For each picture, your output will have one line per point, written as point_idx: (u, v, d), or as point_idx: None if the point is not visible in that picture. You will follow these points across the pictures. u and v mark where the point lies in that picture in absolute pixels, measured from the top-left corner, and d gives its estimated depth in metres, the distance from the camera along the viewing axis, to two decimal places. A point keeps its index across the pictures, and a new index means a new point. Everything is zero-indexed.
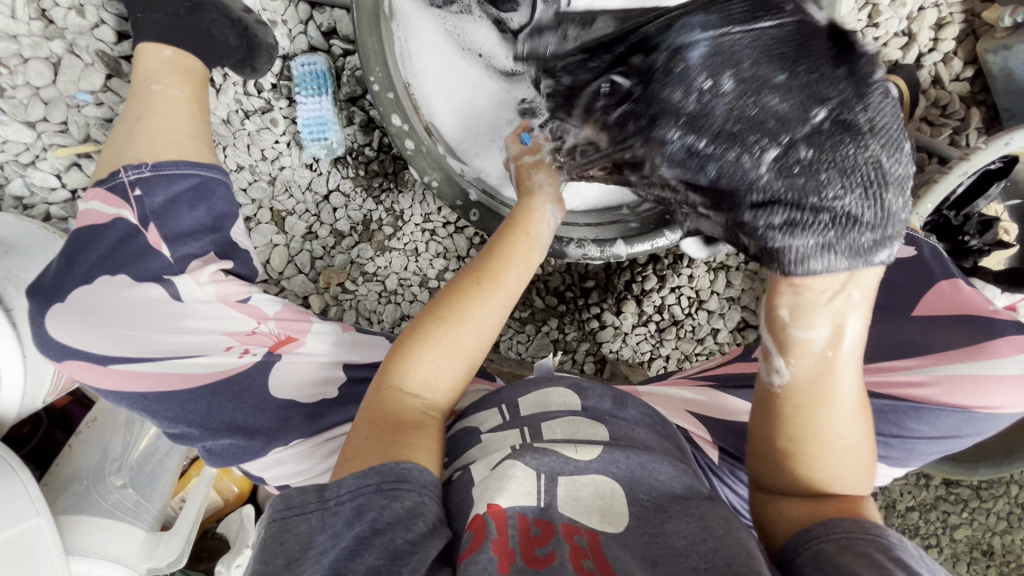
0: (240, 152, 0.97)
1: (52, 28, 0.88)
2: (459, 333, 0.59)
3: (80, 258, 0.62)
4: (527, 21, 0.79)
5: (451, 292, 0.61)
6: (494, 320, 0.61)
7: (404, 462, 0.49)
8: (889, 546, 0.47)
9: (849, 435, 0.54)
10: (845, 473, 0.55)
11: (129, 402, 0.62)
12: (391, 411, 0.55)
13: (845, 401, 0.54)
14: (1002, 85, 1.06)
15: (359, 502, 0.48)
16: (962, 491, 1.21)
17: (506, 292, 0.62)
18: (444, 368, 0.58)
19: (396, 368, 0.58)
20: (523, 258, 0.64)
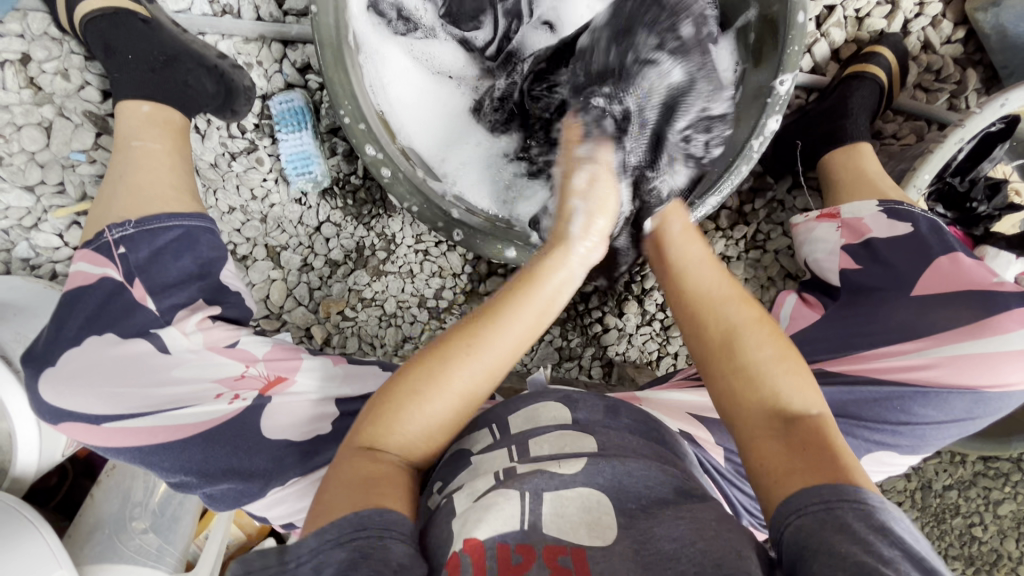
0: (230, 193, 0.99)
1: (41, 94, 0.91)
2: (433, 399, 0.56)
3: (70, 319, 0.64)
4: (493, 37, 0.87)
5: (438, 348, 0.58)
6: (478, 386, 0.57)
7: (367, 509, 0.49)
8: (869, 511, 0.47)
9: (729, 318, 0.62)
10: (760, 367, 0.59)
11: (127, 457, 0.63)
12: (357, 470, 0.53)
13: (715, 290, 0.66)
14: (996, 44, 1.02)
15: (317, 561, 0.46)
16: (1002, 465, 1.16)
17: (496, 355, 0.58)
18: (421, 429, 0.57)
19: (370, 429, 0.56)
20: (528, 317, 0.59)
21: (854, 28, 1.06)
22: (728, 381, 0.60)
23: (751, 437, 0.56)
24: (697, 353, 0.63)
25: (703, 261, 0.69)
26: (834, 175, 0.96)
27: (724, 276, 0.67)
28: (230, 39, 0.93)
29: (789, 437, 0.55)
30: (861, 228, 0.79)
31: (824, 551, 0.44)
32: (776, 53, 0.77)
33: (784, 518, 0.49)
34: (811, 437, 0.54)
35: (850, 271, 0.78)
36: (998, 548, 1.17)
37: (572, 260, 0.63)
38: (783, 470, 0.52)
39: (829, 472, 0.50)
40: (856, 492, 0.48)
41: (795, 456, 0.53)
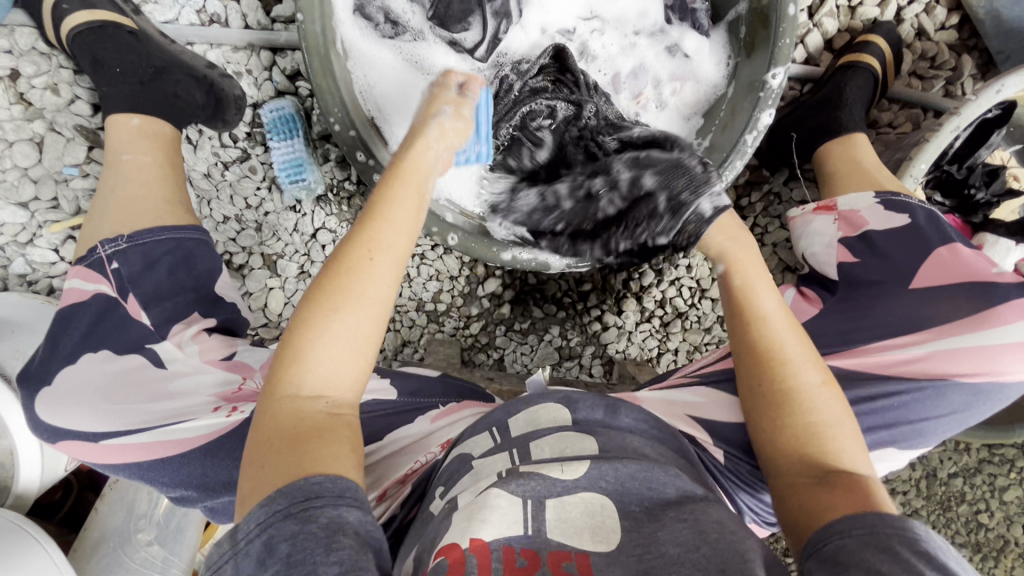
0: (224, 203, 0.98)
1: (32, 109, 0.91)
2: (348, 317, 0.51)
3: (65, 337, 0.65)
4: (482, 38, 0.85)
5: (332, 267, 0.53)
6: (389, 292, 0.54)
7: (315, 476, 0.45)
8: (918, 541, 0.45)
9: (807, 380, 0.59)
10: (823, 425, 0.58)
11: (126, 472, 0.63)
12: (278, 429, 0.49)
13: (793, 354, 0.60)
14: (991, 29, 1.01)
15: (268, 537, 0.43)
16: (1006, 451, 1.16)
17: (393, 251, 0.54)
18: (345, 358, 0.52)
19: (286, 376, 0.51)
20: (413, 198, 0.57)
21: (847, 17, 1.05)
22: (779, 436, 0.59)
23: (792, 486, 0.56)
24: (761, 404, 0.60)
25: (780, 311, 0.63)
26: (830, 166, 0.95)
27: (804, 335, 0.62)
28: (218, 48, 0.93)
29: (833, 485, 0.54)
30: (858, 221, 0.80)
31: (862, 565, 0.44)
32: (768, 45, 0.76)
33: (823, 539, 0.49)
34: (853, 484, 0.54)
35: (848, 264, 0.77)
36: (1005, 534, 1.17)
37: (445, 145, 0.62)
38: (819, 499, 0.53)
39: (869, 507, 0.50)
40: (902, 520, 0.47)
41: (837, 495, 0.53)
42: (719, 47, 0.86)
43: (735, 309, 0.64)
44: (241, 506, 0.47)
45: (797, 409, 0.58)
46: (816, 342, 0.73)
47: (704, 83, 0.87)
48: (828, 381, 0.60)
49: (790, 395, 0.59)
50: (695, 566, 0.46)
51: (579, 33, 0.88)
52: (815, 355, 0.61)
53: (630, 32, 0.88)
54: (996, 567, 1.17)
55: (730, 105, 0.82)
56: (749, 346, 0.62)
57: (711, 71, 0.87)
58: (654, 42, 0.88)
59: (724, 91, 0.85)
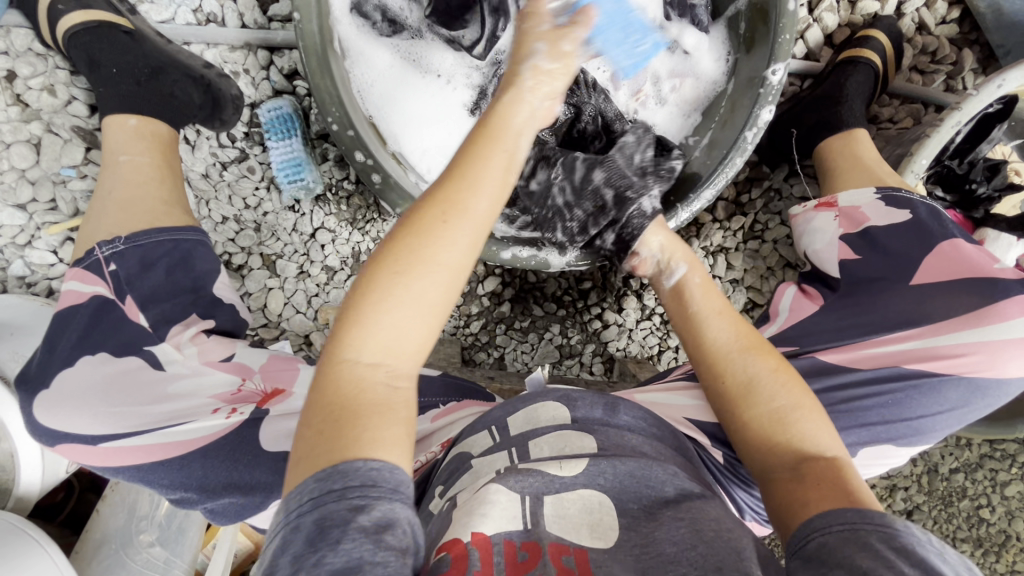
0: (223, 204, 0.98)
1: (29, 110, 0.91)
2: (417, 285, 0.50)
3: (62, 340, 0.64)
4: (480, 35, 0.83)
5: (405, 230, 0.51)
6: (459, 261, 0.51)
7: (372, 462, 0.45)
8: (895, 535, 0.45)
9: (752, 369, 0.62)
10: (783, 412, 0.59)
11: (126, 475, 0.63)
12: (338, 395, 0.48)
13: (732, 348, 0.64)
14: (992, 23, 1.01)
15: (318, 516, 0.42)
16: (1008, 446, 1.16)
17: (471, 218, 0.52)
18: (408, 327, 0.50)
19: (348, 341, 0.50)
20: (500, 162, 0.54)
21: (847, 12, 1.04)
22: (746, 428, 0.60)
23: (772, 476, 0.56)
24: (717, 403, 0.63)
25: (714, 311, 0.68)
26: (829, 162, 0.95)
27: (744, 329, 0.66)
28: (215, 48, 0.92)
29: (805, 477, 0.54)
30: (859, 218, 0.79)
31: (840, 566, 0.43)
32: (769, 40, 0.76)
33: (803, 536, 0.48)
34: (822, 475, 0.53)
35: (849, 262, 0.77)
36: (1007, 529, 1.17)
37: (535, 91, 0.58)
38: (794, 494, 0.53)
39: (846, 500, 0.50)
40: (883, 517, 0.46)
41: (814, 488, 0.52)
42: (719, 43, 0.86)
43: (680, 315, 0.71)
44: (289, 476, 0.46)
45: (760, 398, 0.60)
46: (815, 340, 0.73)
47: (704, 80, 0.87)
48: (781, 368, 0.62)
49: (745, 384, 0.61)
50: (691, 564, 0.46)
51: None
52: (761, 342, 0.65)
53: None
54: (998, 562, 1.17)
55: (730, 101, 0.82)
56: (695, 346, 0.67)
57: (711, 67, 0.86)
58: None
59: (724, 88, 0.85)
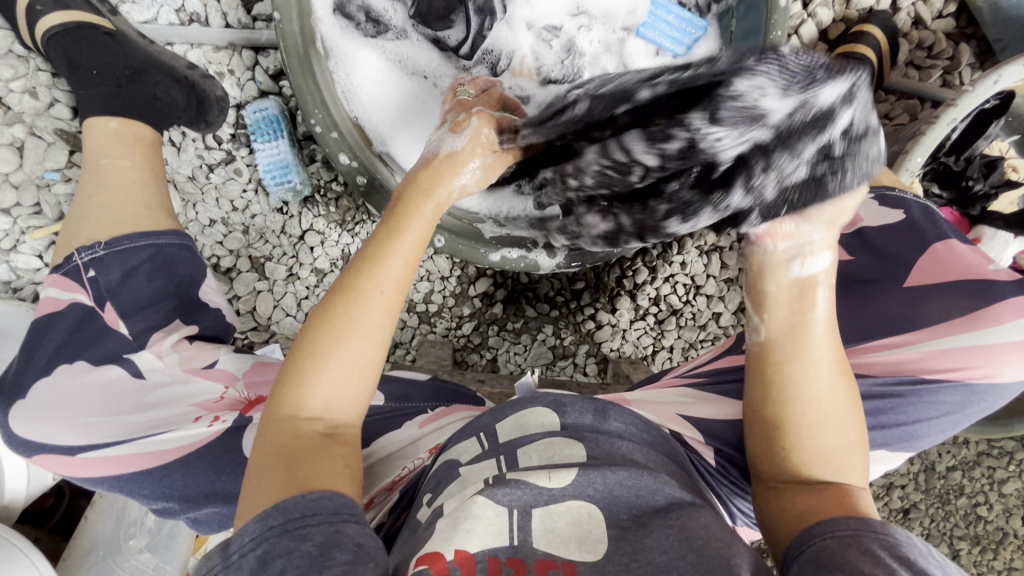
0: (210, 206, 0.97)
1: (11, 113, 0.90)
2: (347, 345, 0.51)
3: (40, 348, 0.63)
4: (466, 35, 0.82)
5: (334, 293, 0.53)
6: (385, 321, 0.52)
7: (311, 493, 0.45)
8: (896, 544, 0.45)
9: (830, 403, 0.54)
10: (832, 450, 0.53)
11: (105, 485, 0.62)
12: (282, 445, 0.49)
13: (823, 366, 0.53)
14: (989, 18, 1.00)
15: (263, 551, 0.42)
16: (1006, 444, 1.15)
17: (391, 281, 0.53)
18: (342, 384, 0.51)
19: (287, 395, 0.51)
20: (418, 228, 0.56)
21: (842, 7, 1.02)
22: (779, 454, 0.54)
23: (772, 496, 0.54)
24: (770, 411, 0.55)
25: (828, 323, 0.54)
26: None
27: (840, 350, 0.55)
28: (198, 48, 0.91)
29: (818, 494, 0.52)
30: (852, 217, 0.79)
31: (847, 567, 0.43)
32: (760, 37, 0.74)
33: (807, 541, 0.48)
34: (838, 494, 0.52)
35: (842, 262, 0.77)
36: (1005, 527, 1.16)
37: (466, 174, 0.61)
38: (802, 507, 0.51)
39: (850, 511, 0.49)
40: (883, 526, 0.47)
41: (823, 499, 0.51)
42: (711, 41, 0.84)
43: (788, 318, 0.54)
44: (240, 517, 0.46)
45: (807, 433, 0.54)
46: None
47: None
48: (854, 404, 0.55)
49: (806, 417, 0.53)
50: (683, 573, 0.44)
51: (565, 29, 0.85)
52: (847, 372, 0.55)
53: (620, 27, 0.85)
54: (995, 559, 1.16)
55: None
56: (782, 364, 0.54)
57: None
58: (643, 41, 0.86)
59: None
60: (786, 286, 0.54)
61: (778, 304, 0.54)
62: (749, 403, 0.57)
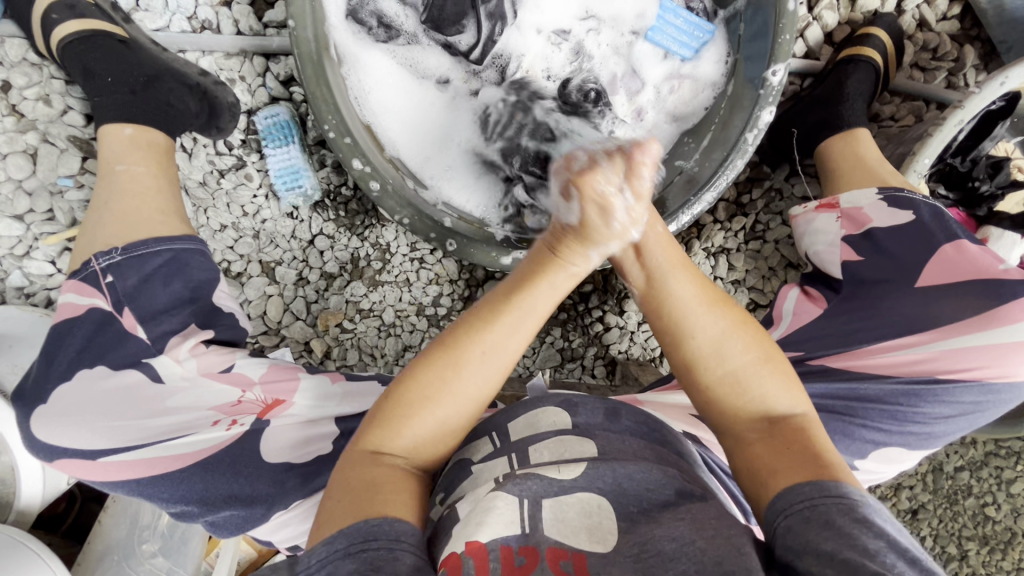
0: (221, 211, 0.97)
1: (24, 120, 0.91)
2: (442, 406, 0.54)
3: (60, 354, 0.64)
4: (476, 40, 0.83)
5: (440, 350, 0.55)
6: (485, 391, 0.55)
7: (376, 518, 0.46)
8: (854, 507, 0.45)
9: (711, 332, 0.58)
10: (742, 371, 0.57)
11: (125, 489, 0.63)
12: (362, 476, 0.51)
13: (692, 305, 0.59)
14: (994, 19, 1.00)
15: (328, 571, 0.44)
16: (1014, 444, 1.15)
17: (502, 355, 0.55)
18: (427, 435, 0.54)
19: (375, 435, 0.54)
20: (543, 302, 0.57)
21: (847, 10, 1.03)
22: (706, 396, 0.58)
23: (742, 459, 0.55)
24: (678, 367, 0.60)
25: (669, 264, 0.61)
26: (834, 162, 0.94)
27: (700, 283, 0.60)
28: (210, 55, 0.92)
29: (770, 440, 0.54)
30: (860, 218, 0.79)
31: (810, 549, 0.43)
32: (767, 41, 0.75)
33: (773, 517, 0.48)
34: (791, 434, 0.54)
35: (852, 262, 0.76)
36: (1013, 527, 1.16)
37: (594, 250, 0.56)
38: (763, 463, 0.53)
39: (807, 469, 0.49)
40: (836, 484, 0.47)
41: (771, 443, 0.54)
42: (718, 45, 0.85)
43: (640, 274, 0.62)
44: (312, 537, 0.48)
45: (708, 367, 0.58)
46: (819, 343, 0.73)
47: (703, 83, 0.86)
48: (739, 324, 0.59)
49: (700, 356, 0.58)
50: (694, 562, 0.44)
51: (574, 33, 0.86)
52: (722, 297, 0.60)
53: (628, 31, 0.87)
54: (1004, 560, 1.16)
55: (732, 101, 0.80)
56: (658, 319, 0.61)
57: (710, 70, 0.85)
58: (652, 45, 0.86)
59: (722, 90, 0.83)
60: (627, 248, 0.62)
61: (626, 262, 0.63)
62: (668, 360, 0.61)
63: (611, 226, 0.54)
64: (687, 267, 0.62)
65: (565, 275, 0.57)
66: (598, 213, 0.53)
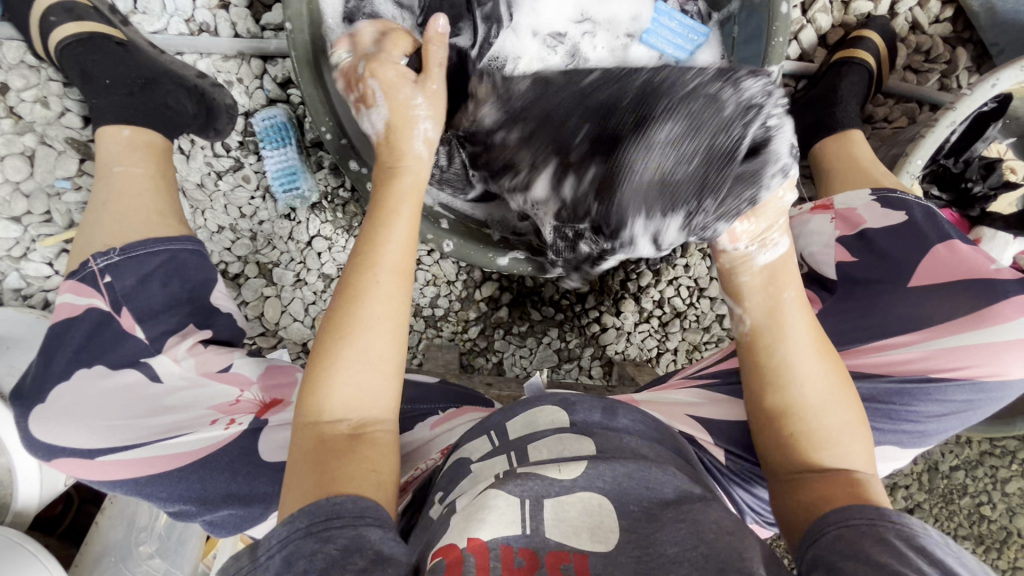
0: (218, 213, 0.98)
1: (22, 122, 0.91)
2: (361, 341, 0.55)
3: (58, 354, 0.64)
4: (472, 42, 0.81)
5: (342, 297, 0.57)
6: (393, 309, 0.57)
7: (334, 497, 0.47)
8: (912, 534, 0.46)
9: (819, 386, 0.58)
10: (834, 429, 0.57)
11: (123, 488, 0.63)
12: (315, 447, 0.52)
13: (806, 347, 0.59)
14: (985, 22, 1.01)
15: (288, 552, 0.45)
16: (1008, 443, 1.16)
17: (390, 269, 0.58)
18: (359, 389, 0.54)
19: (312, 401, 0.54)
20: (406, 206, 0.62)
21: (840, 12, 1.04)
22: (784, 442, 0.58)
23: (797, 492, 0.55)
24: (768, 407, 0.59)
25: (802, 315, 0.60)
26: (829, 163, 0.94)
27: (823, 340, 0.60)
28: (208, 57, 0.92)
29: (832, 483, 0.54)
30: (855, 218, 0.80)
31: (857, 555, 0.45)
32: (761, 43, 0.76)
33: (823, 526, 0.50)
34: (849, 481, 0.54)
35: (845, 263, 0.78)
36: (1009, 526, 1.16)
37: (419, 133, 0.65)
38: (817, 502, 0.53)
39: (857, 498, 0.52)
40: (894, 514, 0.49)
41: (834, 486, 0.54)
42: (711, 48, 0.87)
43: (762, 303, 0.61)
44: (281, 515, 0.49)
45: (801, 416, 0.57)
46: None
47: None
48: (844, 384, 0.59)
49: (795, 403, 0.58)
50: (694, 566, 0.45)
51: (570, 36, 0.86)
52: (831, 353, 0.60)
53: (624, 33, 0.87)
54: (1000, 559, 1.16)
55: None
56: (757, 355, 0.60)
57: None
58: (647, 48, 0.86)
59: None
60: (757, 275, 0.62)
61: (750, 292, 0.62)
62: (750, 400, 0.61)
63: (418, 103, 0.66)
64: (810, 317, 0.61)
65: (410, 175, 0.64)
66: (399, 115, 0.65)
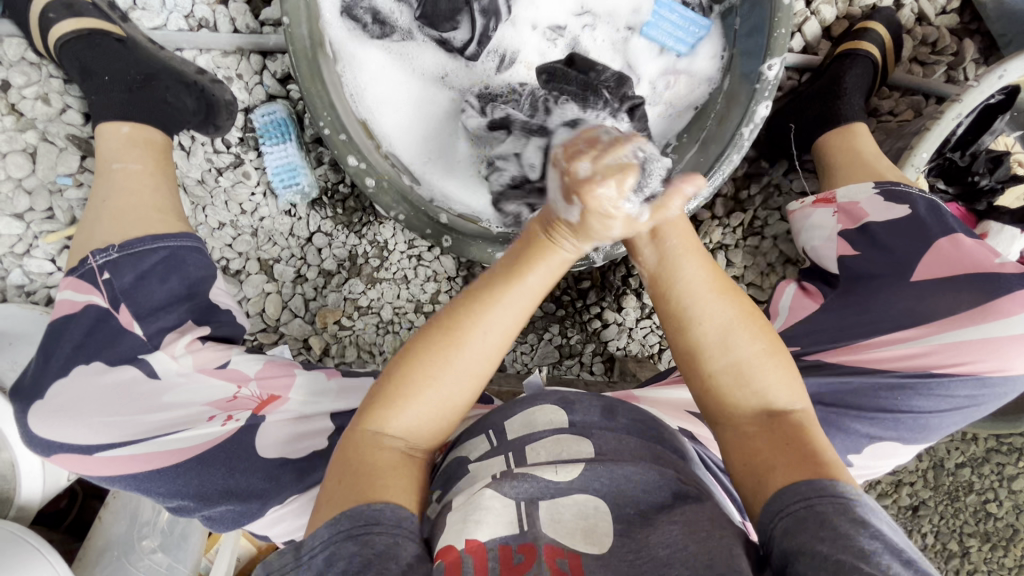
0: (219, 209, 0.98)
1: (23, 119, 0.91)
2: (444, 379, 0.53)
3: (56, 351, 0.65)
4: (471, 37, 0.80)
5: (438, 332, 0.54)
6: (484, 367, 0.55)
7: (377, 503, 0.48)
8: (849, 507, 0.46)
9: (720, 316, 0.55)
10: (747, 363, 0.54)
11: (122, 484, 0.64)
12: (364, 460, 0.51)
13: (702, 288, 0.56)
14: (993, 13, 1.00)
15: (330, 552, 0.45)
16: (1016, 440, 1.14)
17: (499, 331, 0.54)
18: (426, 416, 0.54)
19: (377, 414, 0.53)
20: (539, 279, 0.55)
21: (845, 5, 1.03)
22: (711, 393, 0.56)
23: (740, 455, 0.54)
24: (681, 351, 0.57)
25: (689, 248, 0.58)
26: (828, 157, 0.94)
27: (716, 271, 0.57)
28: (207, 53, 0.92)
29: (771, 437, 0.53)
30: (857, 212, 0.78)
31: (807, 551, 0.43)
32: (762, 36, 0.75)
33: (769, 521, 0.47)
34: (790, 433, 0.53)
35: (848, 258, 0.77)
36: (1015, 523, 1.15)
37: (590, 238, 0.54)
38: (758, 463, 0.52)
39: (811, 468, 0.49)
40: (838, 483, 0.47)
41: (775, 446, 0.52)
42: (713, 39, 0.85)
43: (654, 255, 0.58)
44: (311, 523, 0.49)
45: (711, 356, 0.55)
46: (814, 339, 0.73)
47: (698, 79, 0.86)
48: (748, 312, 0.56)
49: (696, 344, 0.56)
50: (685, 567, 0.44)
51: (570, 29, 0.86)
52: (731, 287, 0.57)
53: (624, 25, 0.86)
54: (1006, 557, 1.15)
55: (727, 96, 0.81)
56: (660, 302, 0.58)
57: (706, 65, 0.85)
58: (648, 40, 0.85)
59: (719, 85, 0.83)
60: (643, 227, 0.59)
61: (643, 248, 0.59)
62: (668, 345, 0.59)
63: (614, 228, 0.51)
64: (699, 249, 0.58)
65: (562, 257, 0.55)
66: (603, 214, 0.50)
